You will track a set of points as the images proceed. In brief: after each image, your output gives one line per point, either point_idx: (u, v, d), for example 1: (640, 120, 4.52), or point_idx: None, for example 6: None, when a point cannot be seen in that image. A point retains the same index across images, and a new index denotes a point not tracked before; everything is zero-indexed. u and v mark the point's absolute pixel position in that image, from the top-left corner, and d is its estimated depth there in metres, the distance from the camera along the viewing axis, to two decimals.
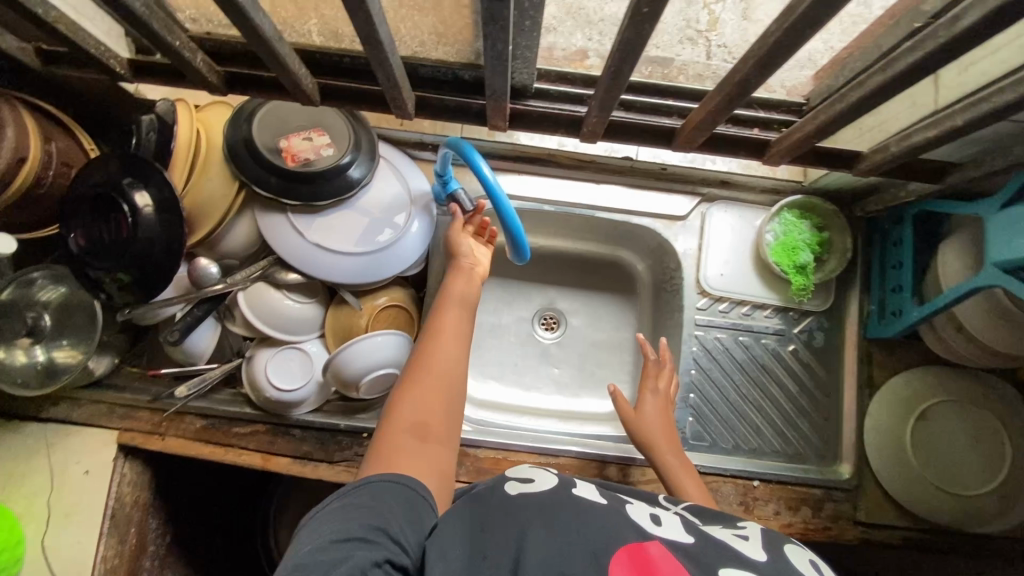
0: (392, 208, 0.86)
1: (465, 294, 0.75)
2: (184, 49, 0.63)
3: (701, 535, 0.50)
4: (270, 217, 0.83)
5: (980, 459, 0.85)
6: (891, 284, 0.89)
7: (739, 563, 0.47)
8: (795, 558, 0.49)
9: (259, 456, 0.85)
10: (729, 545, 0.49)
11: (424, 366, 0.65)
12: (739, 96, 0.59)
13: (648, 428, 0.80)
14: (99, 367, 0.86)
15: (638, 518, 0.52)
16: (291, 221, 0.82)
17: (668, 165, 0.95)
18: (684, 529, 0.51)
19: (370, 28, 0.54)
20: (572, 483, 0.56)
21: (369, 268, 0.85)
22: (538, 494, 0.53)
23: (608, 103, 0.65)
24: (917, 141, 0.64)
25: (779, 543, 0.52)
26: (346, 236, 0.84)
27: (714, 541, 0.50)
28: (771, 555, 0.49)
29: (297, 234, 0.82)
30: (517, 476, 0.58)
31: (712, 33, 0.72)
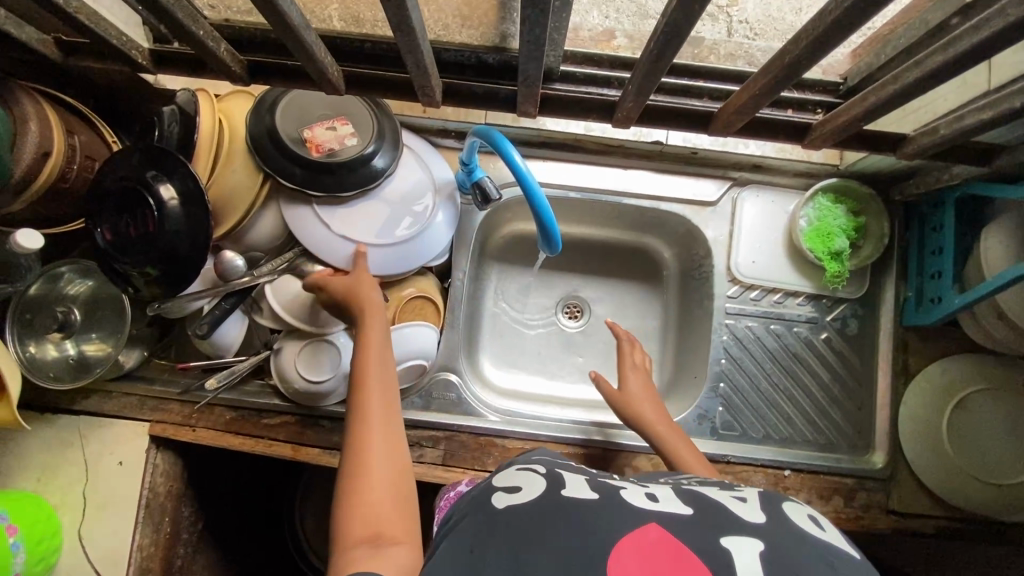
0: (415, 196, 0.85)
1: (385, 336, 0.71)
2: (208, 39, 0.61)
3: (699, 504, 0.46)
4: (295, 208, 0.82)
5: (1018, 448, 0.83)
6: (930, 270, 0.86)
7: (742, 528, 0.43)
8: (794, 517, 0.46)
9: (288, 447, 0.85)
10: (731, 511, 0.45)
11: (362, 446, 0.59)
12: (785, 79, 0.56)
13: (634, 402, 0.81)
14: (129, 359, 0.87)
15: (632, 499, 0.47)
16: (315, 211, 0.81)
17: (699, 150, 0.92)
18: (682, 502, 0.47)
19: (403, 13, 0.51)
20: (561, 485, 0.49)
21: (397, 258, 0.85)
22: (522, 500, 0.47)
23: (646, 87, 0.63)
24: (971, 123, 0.60)
25: (777, 502, 0.49)
26: (372, 227, 0.83)
27: (713, 509, 0.45)
28: (770, 516, 0.45)
29: (322, 228, 0.81)
30: (502, 486, 0.50)
31: (733, 9, 0.84)
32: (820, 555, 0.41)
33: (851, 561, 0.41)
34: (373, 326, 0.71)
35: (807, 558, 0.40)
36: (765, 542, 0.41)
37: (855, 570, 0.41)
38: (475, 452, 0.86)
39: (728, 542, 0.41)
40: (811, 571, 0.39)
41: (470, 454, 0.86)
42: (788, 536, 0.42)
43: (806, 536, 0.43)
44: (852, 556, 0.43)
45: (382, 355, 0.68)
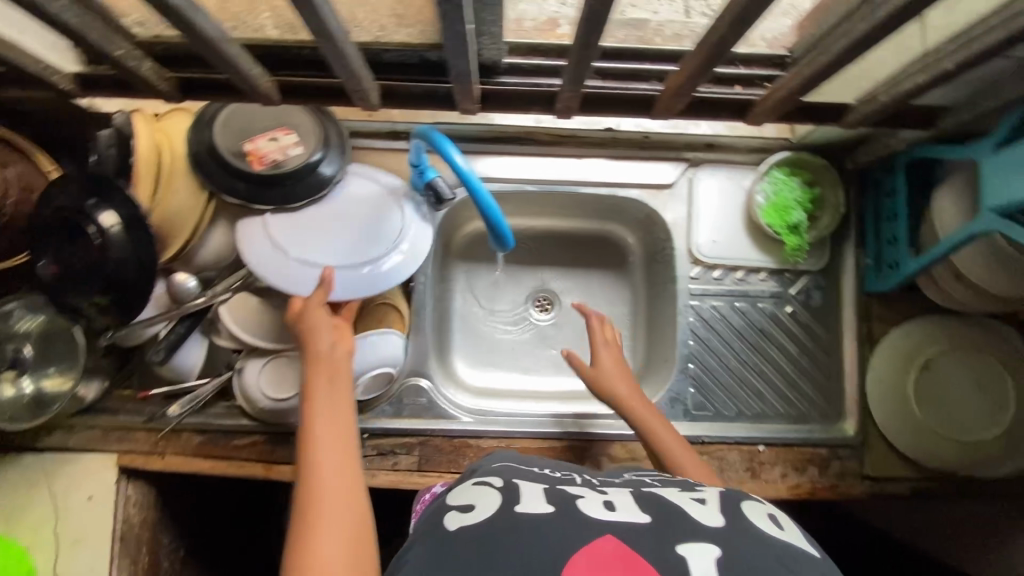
0: (378, 218, 0.82)
1: (334, 388, 0.67)
2: (127, 58, 0.59)
3: (657, 510, 0.46)
4: (248, 228, 0.78)
5: (983, 405, 0.85)
6: (887, 235, 0.87)
7: (700, 533, 0.43)
8: (751, 516, 0.46)
9: (261, 466, 0.84)
10: (689, 515, 0.45)
11: (311, 506, 0.55)
12: (715, 58, 0.56)
13: (607, 378, 0.80)
14: (89, 392, 0.84)
15: (589, 508, 0.46)
16: (269, 233, 0.78)
17: (651, 134, 0.93)
18: (640, 508, 0.47)
19: (319, 19, 0.49)
20: (514, 499, 0.48)
21: (345, 282, 0.79)
22: (474, 520, 0.46)
23: (580, 76, 0.62)
24: (907, 88, 0.60)
25: (737, 500, 0.49)
26: (325, 246, 0.80)
27: (671, 515, 0.45)
28: (729, 516, 0.46)
29: (270, 241, 0.78)
30: (455, 505, 0.49)
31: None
32: (776, 555, 0.42)
33: (804, 558, 0.43)
34: (321, 381, 0.67)
35: (763, 560, 0.41)
36: (722, 547, 0.42)
37: (805, 565, 0.42)
38: (451, 454, 0.86)
39: (684, 550, 0.41)
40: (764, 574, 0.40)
41: (445, 456, 0.86)
42: (744, 538, 0.43)
43: (763, 536, 0.44)
44: (806, 553, 0.44)
45: (331, 409, 0.65)
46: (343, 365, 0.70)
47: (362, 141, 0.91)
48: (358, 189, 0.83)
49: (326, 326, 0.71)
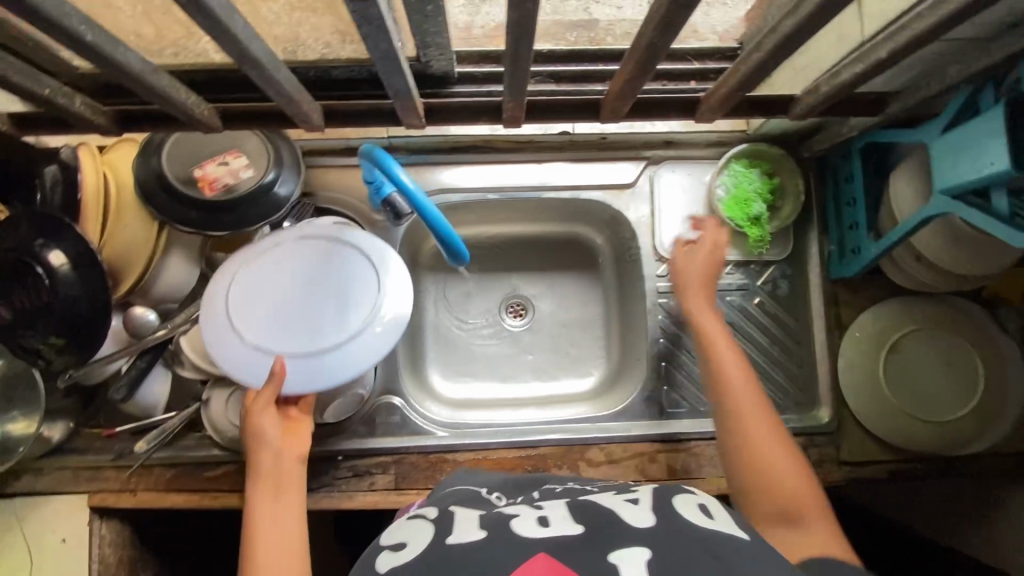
0: (354, 293, 0.75)
1: (278, 503, 0.63)
2: (56, 96, 0.57)
3: (590, 518, 0.48)
4: (210, 315, 0.72)
5: (952, 384, 0.85)
6: (848, 221, 0.87)
7: (630, 537, 0.45)
8: (683, 512, 0.49)
9: (235, 496, 0.83)
10: (621, 519, 0.48)
11: None
12: (650, 61, 0.55)
13: (687, 273, 0.81)
14: (55, 432, 0.83)
15: (523, 527, 0.47)
16: (229, 319, 0.72)
17: (607, 134, 0.93)
18: (575, 520, 0.48)
19: (240, 47, 0.48)
20: (447, 530, 0.49)
21: (305, 373, 0.71)
22: (409, 556, 0.47)
23: (519, 88, 0.61)
24: (846, 79, 0.60)
25: (670, 495, 0.51)
26: (289, 333, 0.72)
27: (605, 521, 0.47)
28: (660, 515, 0.48)
29: (230, 326, 0.72)
30: (388, 544, 0.50)
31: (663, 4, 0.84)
32: (705, 543, 0.45)
33: (733, 543, 0.45)
34: (263, 499, 0.63)
35: (691, 551, 0.43)
36: (652, 548, 0.44)
37: (735, 553, 0.44)
38: (428, 471, 0.85)
39: (616, 558, 0.43)
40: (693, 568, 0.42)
41: (422, 472, 0.85)
42: (673, 535, 0.45)
43: (692, 528, 0.46)
44: (735, 537, 0.46)
45: (274, 529, 0.61)
46: (288, 479, 0.65)
47: (318, 160, 0.90)
48: (337, 261, 0.77)
49: (270, 431, 0.67)
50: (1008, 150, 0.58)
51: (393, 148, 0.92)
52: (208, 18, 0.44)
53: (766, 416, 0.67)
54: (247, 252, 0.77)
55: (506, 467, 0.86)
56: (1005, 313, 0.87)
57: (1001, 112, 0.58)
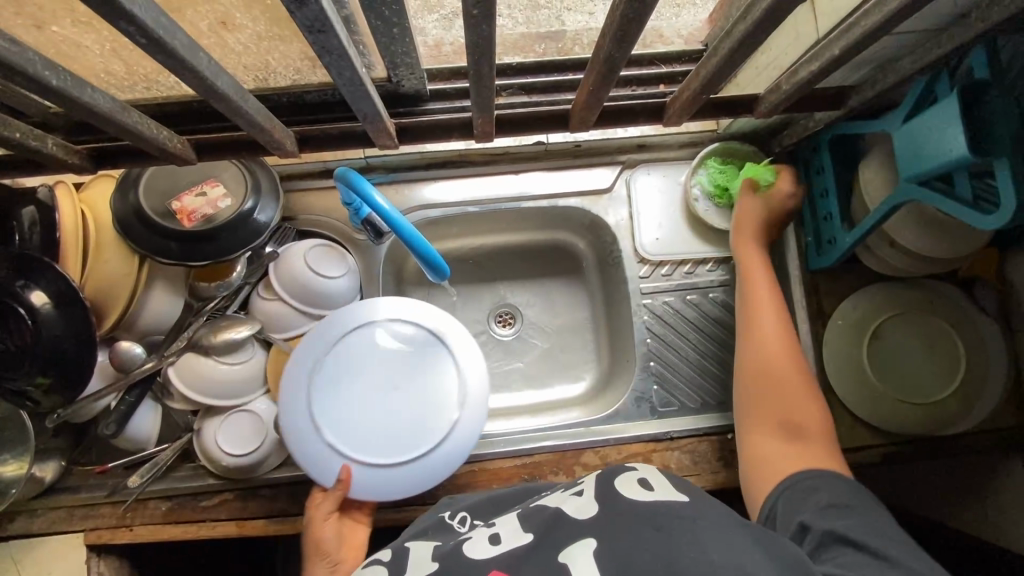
0: (433, 409, 0.78)
1: None
2: (28, 139, 0.58)
3: (539, 525, 0.55)
4: (293, 402, 0.75)
5: (937, 367, 0.86)
6: (822, 212, 0.89)
7: (577, 530, 0.52)
8: (623, 492, 0.55)
9: (233, 523, 0.83)
10: (568, 512, 0.55)
11: None
12: (612, 72, 0.57)
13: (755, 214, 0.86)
14: (47, 472, 0.82)
15: (474, 552, 0.54)
16: (311, 413, 0.75)
17: (582, 142, 0.93)
18: (523, 529, 0.55)
19: (206, 83, 0.49)
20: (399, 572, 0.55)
21: (366, 483, 0.75)
22: None
23: (486, 105, 0.62)
24: (804, 77, 0.61)
25: (613, 481, 0.58)
26: (364, 440, 0.76)
27: (554, 520, 0.54)
28: (603, 503, 0.55)
29: (310, 417, 0.75)
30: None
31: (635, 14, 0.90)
32: (645, 517, 0.51)
33: (672, 510, 0.51)
34: None
35: (634, 530, 0.49)
36: (597, 537, 0.50)
37: (675, 521, 0.49)
38: (424, 487, 0.85)
39: (564, 557, 0.49)
40: (635, 545, 0.48)
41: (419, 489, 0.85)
42: (616, 520, 0.51)
43: (634, 506, 0.53)
44: (675, 502, 0.52)
45: None
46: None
47: (295, 184, 0.91)
48: (418, 368, 0.79)
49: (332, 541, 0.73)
50: (965, 138, 0.60)
51: (371, 167, 0.93)
52: (172, 59, 0.44)
53: (799, 371, 0.74)
54: (330, 338, 0.79)
55: (502, 477, 0.86)
56: (982, 294, 0.89)
57: (957, 101, 0.60)
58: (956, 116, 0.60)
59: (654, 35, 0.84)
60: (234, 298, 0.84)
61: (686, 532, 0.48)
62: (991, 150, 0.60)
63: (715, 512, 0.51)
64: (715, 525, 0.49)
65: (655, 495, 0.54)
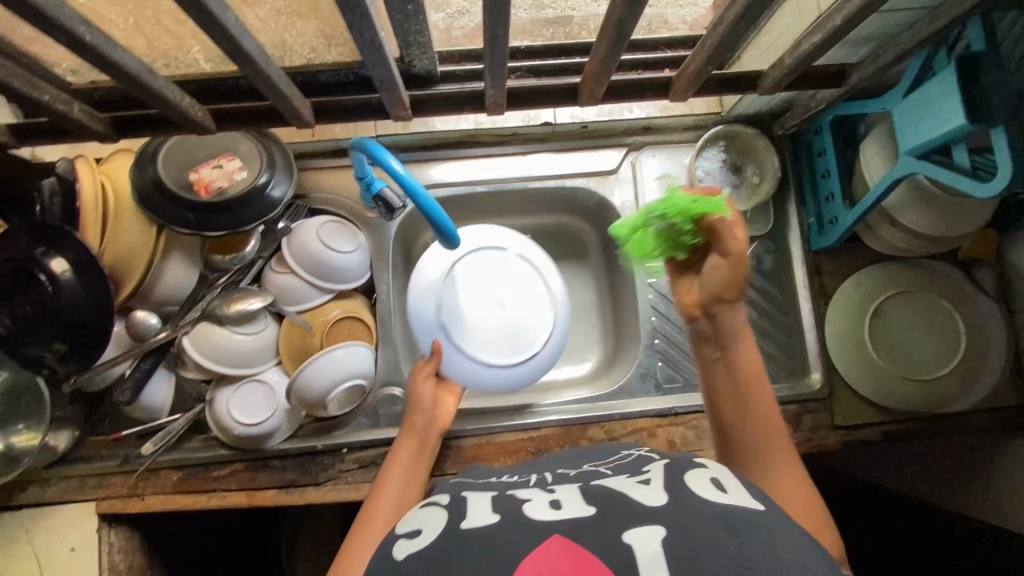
0: (528, 329, 0.88)
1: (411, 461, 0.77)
2: (55, 102, 0.60)
3: (602, 501, 0.52)
4: (424, 278, 0.86)
5: (937, 344, 0.88)
6: (824, 193, 0.90)
7: (647, 518, 0.49)
8: (694, 486, 0.53)
9: (243, 494, 0.84)
10: (638, 498, 0.51)
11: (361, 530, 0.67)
12: (622, 38, 0.59)
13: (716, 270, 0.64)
14: (60, 441, 0.83)
15: (535, 514, 0.51)
16: (437, 293, 0.86)
17: (588, 123, 0.95)
18: (585, 503, 0.52)
19: (233, 43, 0.51)
20: (461, 517, 0.53)
21: (449, 367, 0.85)
22: (422, 544, 0.50)
23: (499, 73, 0.64)
24: (806, 49, 0.63)
25: (682, 474, 0.56)
26: (465, 334, 0.86)
27: (617, 501, 0.51)
28: (673, 493, 0.52)
29: (436, 295, 0.86)
30: (404, 532, 0.54)
31: None
32: (719, 519, 0.48)
33: (747, 515, 0.49)
34: (403, 449, 0.78)
35: (708, 530, 0.47)
36: (667, 526, 0.47)
37: (752, 528, 0.47)
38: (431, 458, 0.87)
39: (629, 536, 0.47)
40: (709, 541, 0.46)
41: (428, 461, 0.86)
42: (684, 512, 0.49)
43: (707, 504, 0.50)
44: (749, 510, 0.50)
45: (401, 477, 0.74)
46: (430, 440, 0.81)
47: (308, 162, 0.93)
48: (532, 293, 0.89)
49: (428, 400, 0.82)
50: (963, 108, 0.62)
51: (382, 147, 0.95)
52: (202, 14, 0.46)
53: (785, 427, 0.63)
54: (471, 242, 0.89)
55: (509, 450, 0.88)
56: (981, 273, 0.91)
57: (956, 73, 0.63)
58: (954, 86, 0.63)
59: (659, 20, 0.86)
60: (246, 272, 0.85)
61: (763, 543, 0.46)
62: (988, 119, 0.62)
63: (792, 527, 0.49)
64: (791, 537, 0.47)
65: (728, 497, 0.52)
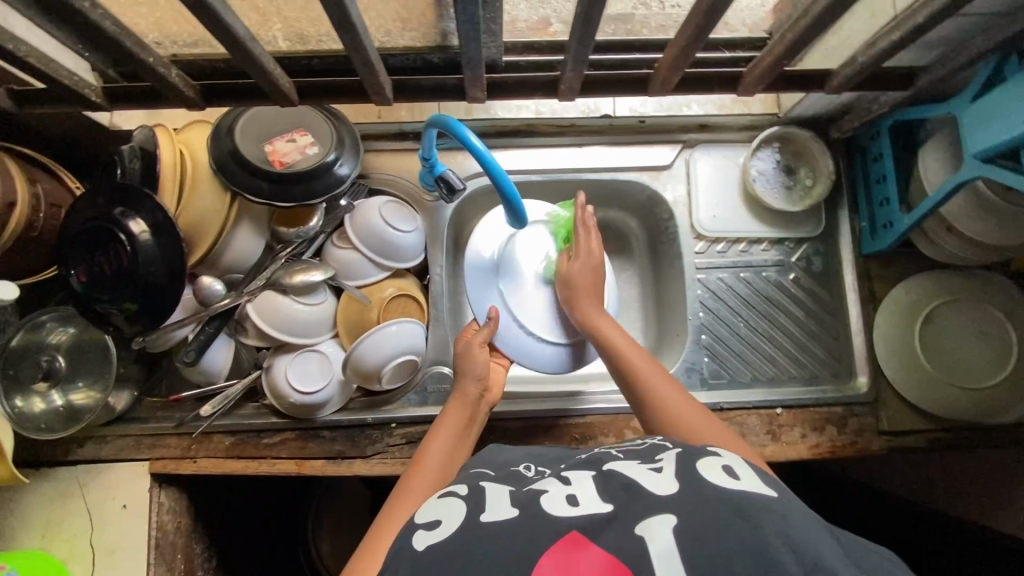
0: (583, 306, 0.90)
1: (457, 425, 0.76)
2: (158, 66, 0.63)
3: (615, 494, 0.53)
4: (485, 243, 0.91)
5: (988, 352, 0.88)
6: (879, 198, 0.91)
7: (656, 505, 0.50)
8: (708, 475, 0.53)
9: (293, 462, 0.86)
10: (646, 487, 0.53)
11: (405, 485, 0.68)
12: (706, 29, 0.60)
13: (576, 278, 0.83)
14: (119, 402, 0.86)
15: (552, 506, 0.53)
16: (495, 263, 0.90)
17: (646, 119, 0.97)
18: (601, 496, 0.54)
19: (342, 10, 0.55)
20: (479, 509, 0.55)
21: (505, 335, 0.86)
22: (441, 536, 0.52)
23: (581, 58, 0.66)
24: (883, 47, 0.65)
25: (693, 461, 0.56)
26: (524, 308, 0.88)
27: (627, 492, 0.53)
28: (684, 483, 0.52)
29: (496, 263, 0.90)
30: (424, 523, 0.55)
31: None
32: (731, 506, 0.49)
33: (760, 501, 0.50)
34: (451, 412, 0.77)
35: (719, 517, 0.48)
36: (679, 515, 0.48)
37: (763, 513, 0.48)
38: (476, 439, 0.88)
39: (641, 529, 0.48)
40: (724, 525, 0.47)
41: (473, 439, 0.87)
42: (698, 497, 0.50)
43: (718, 490, 0.51)
44: (761, 497, 0.50)
45: (446, 442, 0.74)
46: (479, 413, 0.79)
47: (371, 143, 0.96)
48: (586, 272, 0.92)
49: (482, 370, 0.79)
50: None
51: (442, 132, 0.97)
52: None
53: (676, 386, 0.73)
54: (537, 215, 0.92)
55: (553, 435, 0.88)
56: None
57: None
58: None
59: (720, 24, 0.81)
60: (309, 246, 0.88)
61: (776, 526, 0.47)
62: None
63: (802, 514, 0.49)
64: (806, 527, 0.48)
65: (740, 485, 0.52)
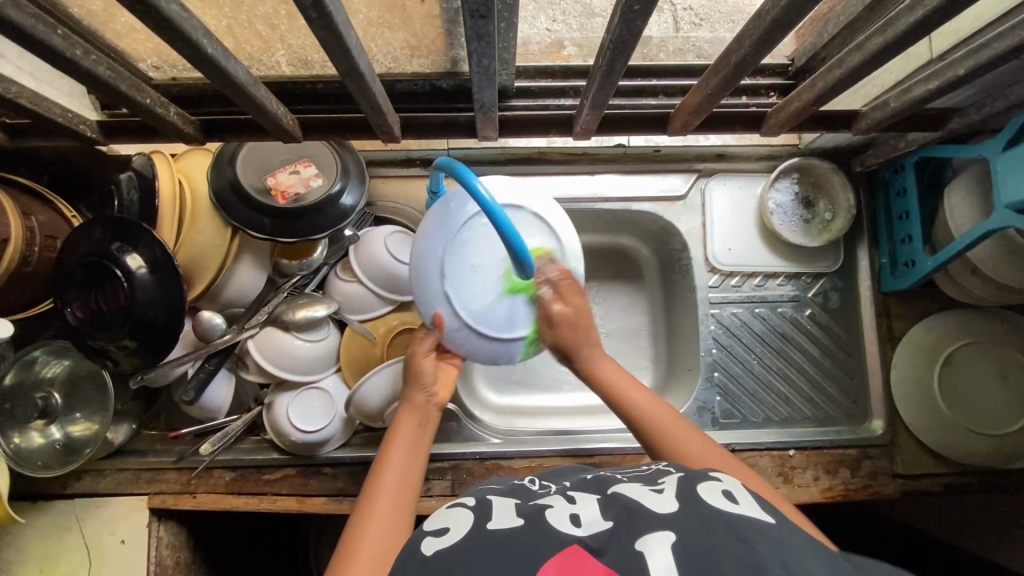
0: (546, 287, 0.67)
1: (413, 439, 0.67)
2: (155, 106, 0.60)
3: (618, 508, 0.50)
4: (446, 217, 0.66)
5: (1008, 398, 0.85)
6: (901, 235, 0.88)
7: (653, 522, 0.47)
8: (707, 498, 0.50)
9: (294, 499, 0.84)
10: (645, 506, 0.50)
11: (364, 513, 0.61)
12: (736, 78, 0.57)
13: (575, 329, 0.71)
14: (118, 436, 0.85)
15: (556, 522, 0.50)
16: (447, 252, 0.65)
17: (661, 147, 0.94)
18: (603, 515, 0.50)
19: (349, 60, 0.52)
20: (486, 517, 0.52)
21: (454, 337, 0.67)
22: (449, 542, 0.49)
23: (601, 101, 0.63)
24: (918, 95, 0.61)
25: (694, 485, 0.53)
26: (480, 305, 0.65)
27: (627, 511, 0.49)
28: (683, 503, 0.49)
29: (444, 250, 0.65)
30: (432, 528, 0.52)
31: (724, 23, 0.90)
32: (728, 527, 0.46)
33: (757, 525, 0.46)
34: (401, 423, 0.68)
35: (716, 537, 0.44)
36: (677, 532, 0.46)
37: (761, 537, 0.45)
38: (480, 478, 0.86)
39: (641, 545, 0.45)
40: (723, 549, 0.43)
41: (477, 479, 0.85)
42: (695, 519, 0.47)
43: (714, 512, 0.48)
44: (759, 521, 0.47)
45: (403, 458, 0.65)
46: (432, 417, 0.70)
47: (377, 170, 0.93)
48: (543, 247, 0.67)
49: (429, 379, 0.69)
50: None
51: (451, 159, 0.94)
52: (330, 32, 0.47)
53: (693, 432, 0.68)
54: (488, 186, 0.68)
55: None
56: None
57: None
58: None
59: None
60: (313, 277, 0.87)
61: (772, 551, 0.43)
62: None
63: (802, 544, 0.45)
64: (805, 555, 0.44)
65: (742, 514, 0.48)
